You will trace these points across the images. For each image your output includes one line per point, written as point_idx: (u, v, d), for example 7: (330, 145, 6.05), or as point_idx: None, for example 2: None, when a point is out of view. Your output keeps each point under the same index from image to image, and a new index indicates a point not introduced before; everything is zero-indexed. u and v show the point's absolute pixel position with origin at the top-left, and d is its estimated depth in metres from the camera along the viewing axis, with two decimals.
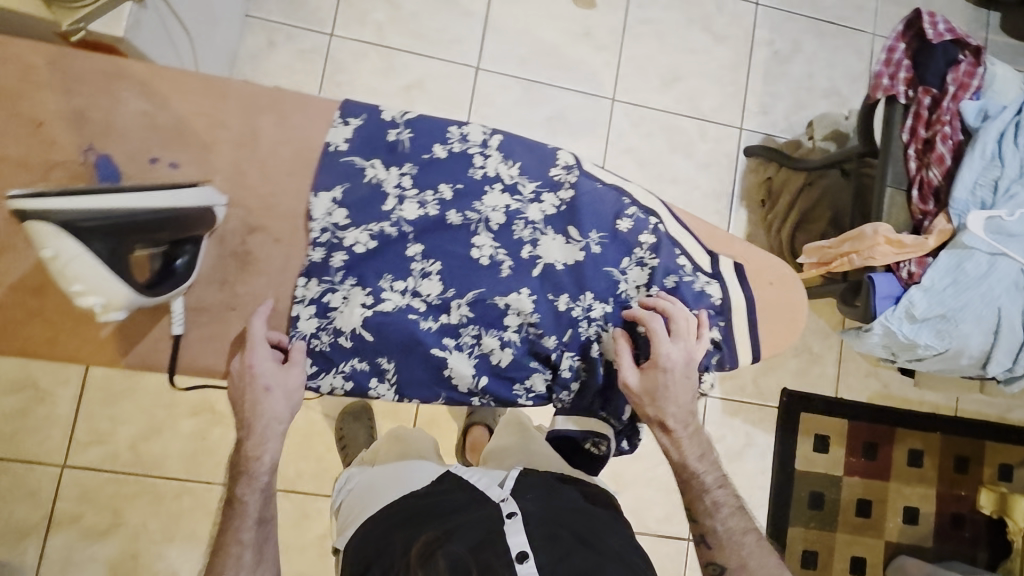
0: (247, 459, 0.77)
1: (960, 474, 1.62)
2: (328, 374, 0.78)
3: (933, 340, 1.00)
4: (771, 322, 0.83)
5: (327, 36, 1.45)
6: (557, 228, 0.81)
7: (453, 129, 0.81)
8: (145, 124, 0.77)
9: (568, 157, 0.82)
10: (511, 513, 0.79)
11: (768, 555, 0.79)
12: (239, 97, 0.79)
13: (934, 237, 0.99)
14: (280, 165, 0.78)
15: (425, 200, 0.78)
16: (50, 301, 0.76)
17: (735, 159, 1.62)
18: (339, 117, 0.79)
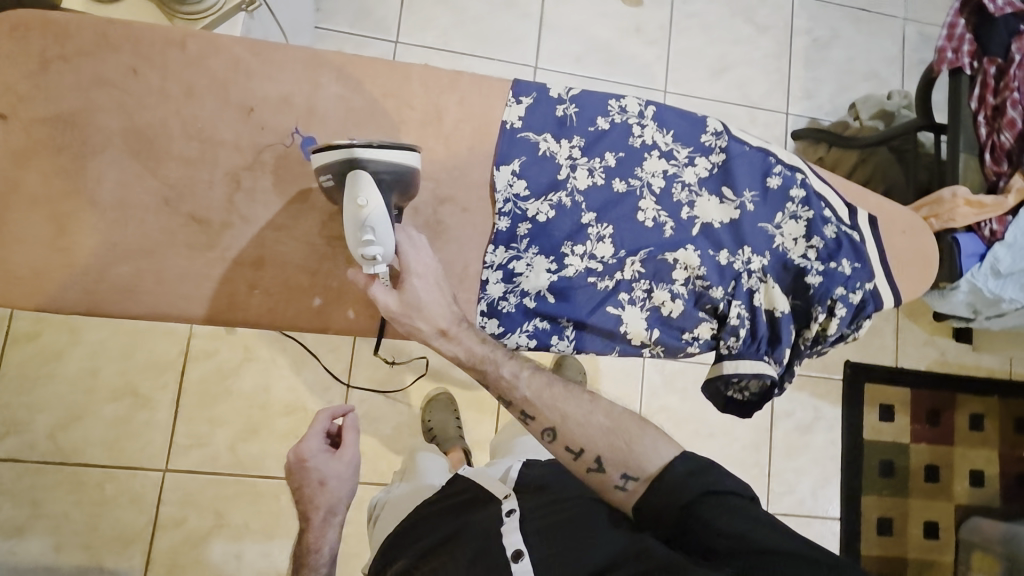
0: (309, 549, 0.90)
1: (1020, 434, 1.67)
2: (512, 335, 0.81)
3: (1018, 294, 1.07)
4: (907, 268, 0.84)
5: (393, 43, 1.51)
6: (712, 189, 0.82)
7: (611, 100, 0.82)
8: (342, 107, 0.81)
9: (716, 122, 0.83)
10: (511, 511, 0.84)
11: (578, 394, 0.79)
12: (422, 77, 0.81)
13: (1013, 196, 1.05)
14: (463, 141, 0.80)
15: (593, 167, 0.81)
16: (268, 274, 0.82)
17: (784, 143, 1.68)
18: (512, 95, 0.81)
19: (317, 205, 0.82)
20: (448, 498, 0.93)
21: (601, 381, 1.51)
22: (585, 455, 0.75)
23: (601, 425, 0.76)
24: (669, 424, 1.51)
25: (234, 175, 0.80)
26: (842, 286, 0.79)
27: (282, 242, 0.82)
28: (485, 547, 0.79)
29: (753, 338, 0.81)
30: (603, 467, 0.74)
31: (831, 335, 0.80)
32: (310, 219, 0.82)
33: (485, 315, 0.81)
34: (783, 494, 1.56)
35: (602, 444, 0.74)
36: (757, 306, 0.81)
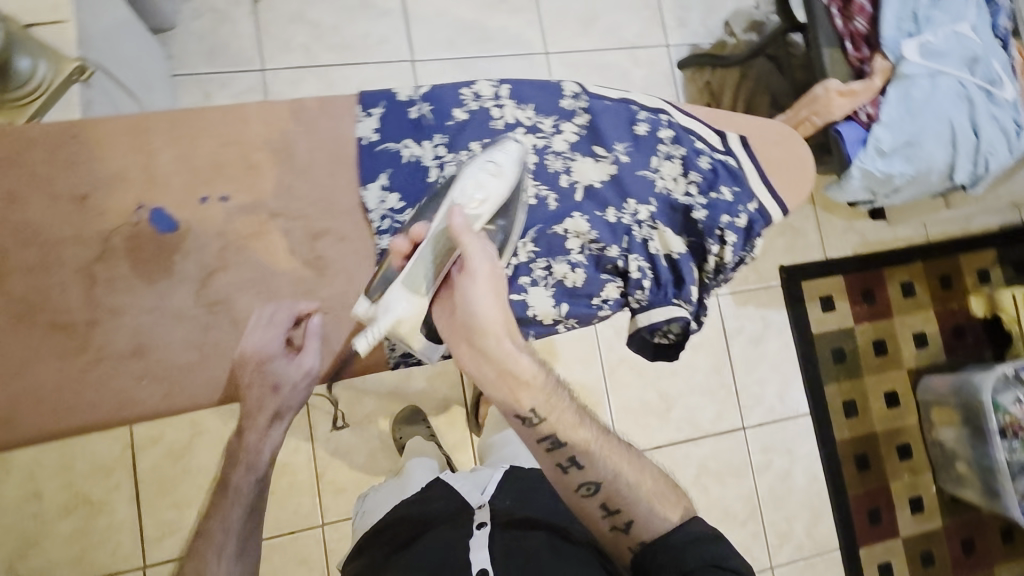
0: (242, 450, 0.75)
1: (949, 290, 1.78)
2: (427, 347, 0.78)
3: (906, 167, 1.11)
4: (784, 171, 0.80)
5: (260, 72, 1.44)
6: (584, 151, 0.80)
7: (463, 90, 0.81)
8: (184, 167, 0.75)
9: (573, 86, 0.82)
10: (482, 523, 0.89)
11: (629, 458, 0.83)
12: (259, 113, 0.77)
13: (878, 77, 1.09)
14: (321, 168, 0.78)
15: (462, 160, 0.78)
16: (154, 360, 0.73)
17: (672, 76, 1.69)
18: (361, 109, 0.79)
19: (186, 275, 0.74)
20: (428, 509, 0.98)
21: (557, 352, 1.52)
22: (617, 514, 0.80)
23: (647, 488, 0.81)
24: (630, 373, 1.56)
25: (86, 269, 0.72)
26: (727, 214, 0.76)
27: (160, 323, 0.73)
28: (450, 561, 0.83)
29: (658, 285, 0.78)
30: (628, 529, 0.80)
31: (730, 264, 0.77)
32: (184, 290, 0.74)
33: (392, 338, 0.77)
34: (753, 407, 1.63)
35: (642, 510, 0.80)
36: (655, 253, 0.78)
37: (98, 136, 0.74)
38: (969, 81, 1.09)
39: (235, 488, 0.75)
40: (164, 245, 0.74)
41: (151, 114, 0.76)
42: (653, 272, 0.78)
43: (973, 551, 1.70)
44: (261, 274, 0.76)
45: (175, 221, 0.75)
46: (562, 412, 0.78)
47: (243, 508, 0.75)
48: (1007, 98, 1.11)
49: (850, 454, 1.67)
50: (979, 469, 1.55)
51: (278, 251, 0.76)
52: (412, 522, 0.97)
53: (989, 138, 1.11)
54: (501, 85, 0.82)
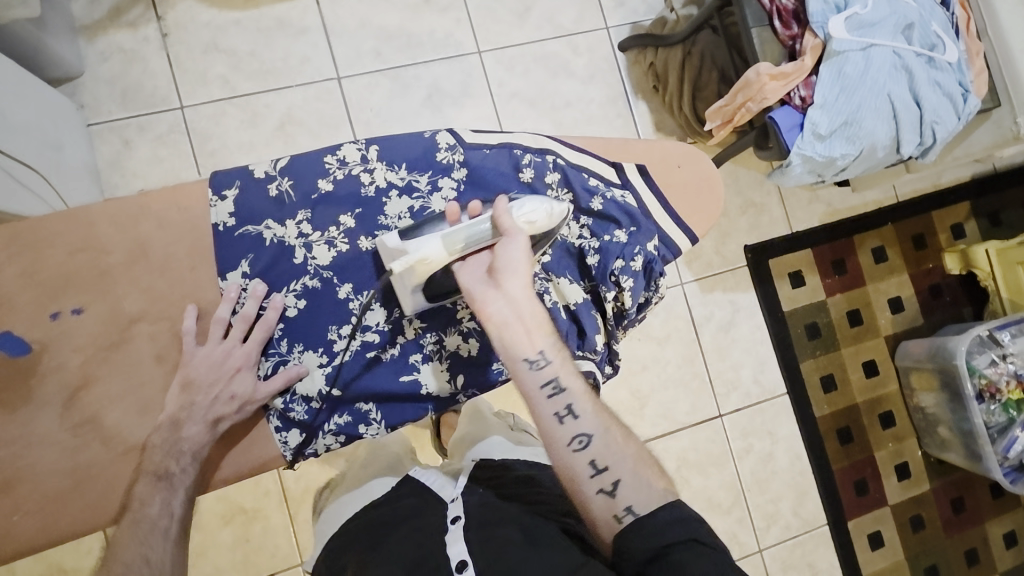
0: (165, 454, 0.73)
1: (922, 250, 1.72)
2: (317, 438, 0.79)
3: (848, 148, 1.04)
4: (689, 202, 0.78)
5: (179, 111, 1.39)
6: (467, 207, 0.78)
7: (327, 157, 0.78)
8: (29, 283, 0.74)
9: (447, 136, 0.79)
10: (455, 518, 0.82)
11: (624, 429, 0.73)
12: (104, 216, 0.75)
13: (809, 56, 1.03)
14: (181, 263, 0.76)
15: (331, 236, 0.77)
16: (23, 494, 0.73)
17: (614, 59, 1.62)
18: (213, 194, 0.76)
19: (46, 399, 0.74)
20: (395, 506, 0.89)
21: None
22: (604, 474, 0.68)
23: (636, 453, 0.71)
24: None
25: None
26: (620, 257, 0.75)
27: (24, 454, 0.73)
28: (427, 558, 0.75)
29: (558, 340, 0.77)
30: (615, 493, 0.67)
31: (630, 308, 0.77)
32: (46, 416, 0.73)
33: (282, 431, 0.79)
34: (728, 394, 1.61)
35: (630, 471, 0.69)
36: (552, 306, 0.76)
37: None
38: (905, 50, 1.02)
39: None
40: (19, 368, 0.73)
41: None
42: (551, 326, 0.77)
43: (963, 509, 1.69)
44: (128, 386, 0.75)
45: (28, 342, 0.73)
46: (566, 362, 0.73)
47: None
48: (950, 61, 1.05)
49: (832, 429, 1.65)
50: (961, 433, 1.52)
51: (142, 358, 0.76)
52: (376, 522, 0.87)
53: (933, 107, 1.04)
54: (370, 145, 0.79)
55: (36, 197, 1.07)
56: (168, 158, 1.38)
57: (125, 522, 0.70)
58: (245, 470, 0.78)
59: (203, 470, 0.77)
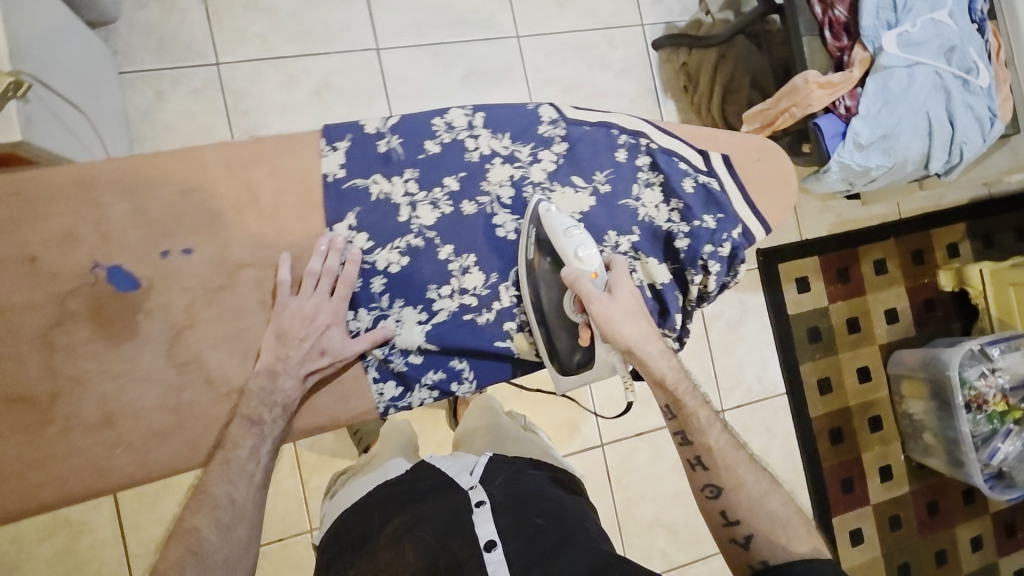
0: (261, 401, 0.74)
1: (920, 265, 1.82)
2: (414, 391, 0.80)
3: (883, 160, 1.10)
4: (768, 192, 0.78)
5: (215, 66, 1.35)
6: (564, 180, 0.78)
7: (436, 120, 0.78)
8: (139, 221, 0.72)
9: (550, 110, 0.79)
10: (480, 501, 0.83)
11: (755, 470, 0.82)
12: (217, 158, 0.74)
13: (857, 68, 1.08)
14: (290, 214, 0.75)
15: (435, 198, 0.77)
16: (124, 429, 0.72)
17: (647, 56, 1.64)
18: (327, 143, 0.76)
19: (151, 335, 0.73)
20: (416, 486, 0.91)
21: None
22: (736, 526, 0.80)
23: (772, 512, 0.80)
24: None
25: (44, 336, 0.70)
26: (709, 242, 0.74)
27: (127, 389, 0.72)
28: (456, 529, 0.79)
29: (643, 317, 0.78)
30: (748, 543, 0.79)
31: (713, 291, 0.77)
32: (151, 353, 0.73)
33: (380, 381, 0.80)
34: (732, 389, 1.67)
35: (760, 524, 0.79)
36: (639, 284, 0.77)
37: (42, 195, 0.69)
38: (945, 71, 1.08)
39: (209, 532, 0.69)
40: (126, 304, 0.72)
41: (99, 163, 0.71)
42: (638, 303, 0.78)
43: (937, 512, 1.79)
44: (233, 329, 0.75)
45: (136, 278, 0.72)
46: (694, 412, 0.82)
47: (225, 550, 0.70)
48: (984, 86, 1.11)
49: (824, 429, 1.73)
50: (945, 441, 1.61)
51: (248, 302, 0.76)
52: (399, 493, 0.90)
53: (964, 129, 1.11)
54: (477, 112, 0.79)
55: (78, 142, 1.03)
56: (200, 115, 1.34)
57: (217, 460, 0.72)
58: (345, 416, 0.79)
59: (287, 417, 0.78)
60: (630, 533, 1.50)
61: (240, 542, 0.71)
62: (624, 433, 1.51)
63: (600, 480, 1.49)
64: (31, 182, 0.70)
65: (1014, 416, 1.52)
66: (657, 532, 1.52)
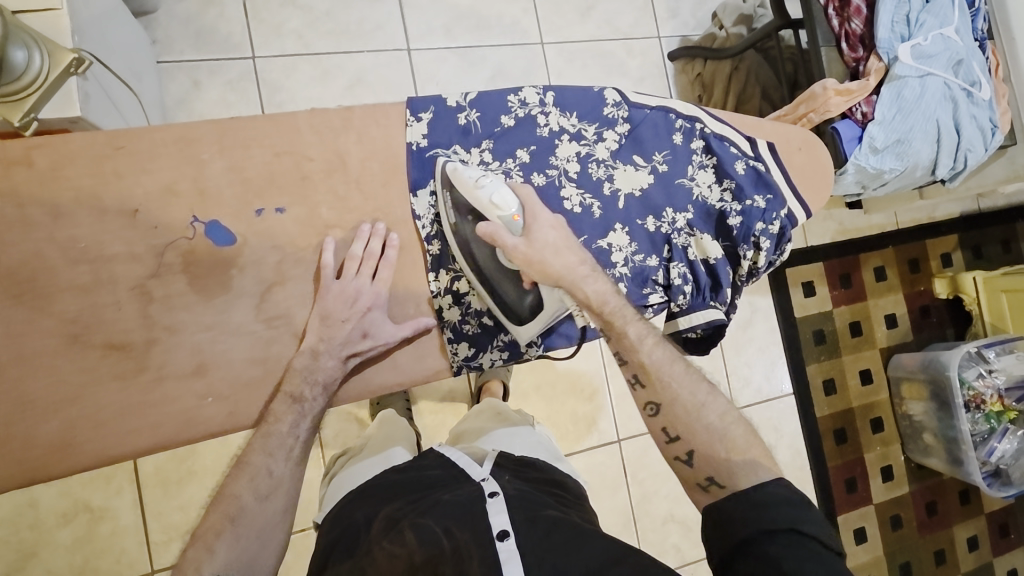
0: (306, 372, 0.74)
1: (916, 273, 1.89)
2: (486, 352, 0.84)
3: (896, 163, 1.17)
4: (807, 181, 0.81)
5: (250, 60, 1.38)
6: (626, 159, 0.78)
7: (509, 96, 0.78)
8: (236, 178, 0.73)
9: (614, 92, 0.79)
10: (494, 493, 0.75)
11: (695, 380, 0.75)
12: (310, 123, 0.75)
13: (873, 77, 1.16)
14: (376, 179, 0.77)
15: (508, 168, 0.77)
16: (215, 378, 0.73)
17: (664, 66, 1.71)
18: (411, 114, 0.77)
19: (244, 290, 0.74)
20: (418, 476, 0.83)
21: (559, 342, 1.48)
22: (677, 443, 0.73)
23: (710, 425, 0.72)
24: None
25: (141, 287, 0.70)
26: (761, 221, 0.76)
27: (220, 340, 0.73)
28: (466, 520, 0.70)
29: (697, 290, 0.80)
30: (691, 462, 0.72)
31: (761, 268, 0.78)
32: (243, 306, 0.74)
33: (454, 342, 0.83)
34: (743, 387, 1.71)
35: (702, 440, 0.71)
36: (693, 260, 0.78)
37: (144, 148, 0.70)
38: (954, 82, 1.16)
39: (247, 500, 0.71)
40: (220, 259, 0.73)
41: (199, 122, 0.72)
42: (692, 277, 0.79)
43: (935, 513, 1.85)
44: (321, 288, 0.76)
45: (231, 234, 0.73)
46: (623, 328, 0.75)
47: (262, 519, 0.71)
48: (986, 98, 1.18)
49: (830, 429, 1.78)
50: (944, 440, 1.67)
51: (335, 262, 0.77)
52: (396, 486, 0.82)
53: (970, 137, 1.18)
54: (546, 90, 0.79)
55: (127, 122, 1.03)
56: (234, 105, 1.37)
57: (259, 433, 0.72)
58: (423, 374, 0.82)
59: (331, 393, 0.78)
60: (644, 526, 1.51)
61: (278, 511, 0.73)
62: (641, 429, 1.54)
63: (616, 475, 1.51)
64: (131, 137, 0.70)
65: (1010, 416, 1.59)
66: (667, 526, 1.54)
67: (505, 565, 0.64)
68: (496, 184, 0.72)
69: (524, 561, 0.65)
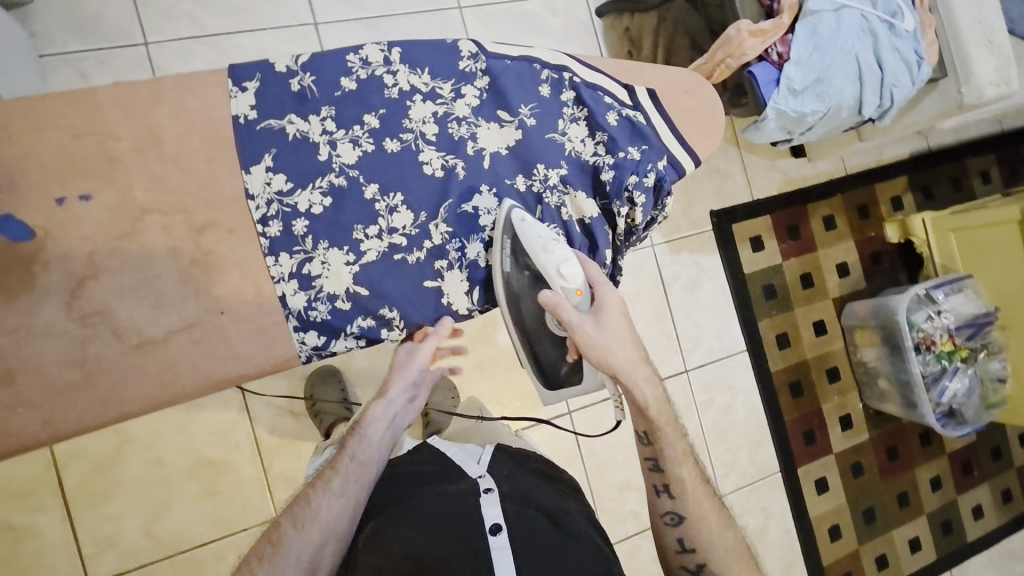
0: (155, 348, 0.65)
1: (866, 219, 1.86)
2: (339, 339, 0.71)
3: (818, 105, 1.13)
4: (694, 127, 0.77)
5: (142, 47, 1.27)
6: (488, 116, 0.74)
7: (350, 56, 0.71)
8: (30, 165, 0.62)
9: (470, 44, 0.75)
10: (488, 488, 0.82)
11: (722, 516, 0.81)
12: (113, 97, 0.64)
13: (787, 15, 1.11)
14: (196, 155, 0.66)
15: (355, 135, 0.70)
16: (27, 386, 0.61)
17: (590, 24, 1.58)
18: (234, 83, 0.68)
19: (51, 287, 0.62)
20: (415, 474, 0.90)
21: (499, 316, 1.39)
22: (688, 553, 0.80)
23: (730, 545, 0.80)
24: None
25: None
26: (634, 173, 0.72)
27: (28, 344, 0.61)
28: (453, 520, 0.78)
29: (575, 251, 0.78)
30: (696, 570, 0.80)
31: (641, 224, 0.75)
32: (50, 305, 0.62)
33: (301, 330, 0.70)
34: (694, 349, 1.68)
35: (714, 552, 0.79)
36: (569, 220, 0.76)
37: None
38: (872, 14, 1.12)
39: (288, 526, 0.78)
40: (19, 255, 0.61)
41: None
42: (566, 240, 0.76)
43: (896, 456, 1.85)
44: (142, 278, 0.64)
45: (30, 227, 0.61)
46: (670, 442, 0.81)
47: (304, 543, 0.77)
48: (909, 29, 1.13)
49: (784, 382, 1.76)
50: (899, 384, 1.67)
51: (157, 249, 0.65)
52: (395, 486, 0.89)
53: (893, 71, 1.14)
54: (394, 47, 0.73)
55: None
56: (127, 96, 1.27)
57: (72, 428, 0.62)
58: (268, 364, 0.69)
59: (158, 380, 0.65)
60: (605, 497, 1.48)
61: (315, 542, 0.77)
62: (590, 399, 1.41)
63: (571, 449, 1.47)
64: None
65: (960, 355, 1.59)
66: (628, 496, 1.44)
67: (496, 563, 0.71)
68: (566, 255, 0.72)
69: (511, 552, 0.73)
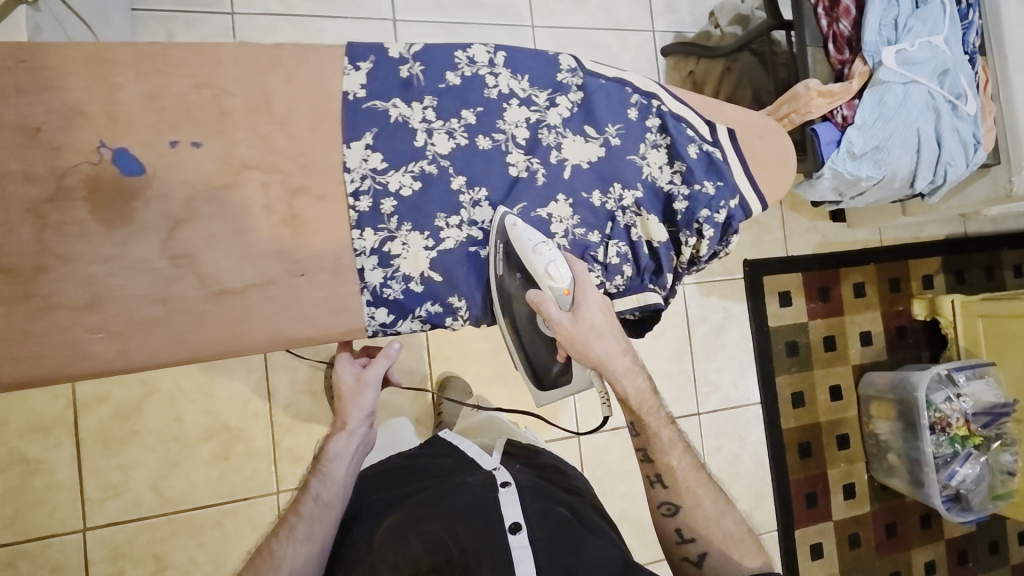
0: (233, 298, 0.67)
1: (896, 292, 1.87)
2: (406, 319, 0.75)
3: (873, 171, 1.16)
4: (767, 171, 0.81)
5: (229, 15, 1.32)
6: (576, 129, 0.77)
7: (457, 52, 0.74)
8: (150, 108, 0.65)
9: (569, 59, 0.78)
10: (506, 483, 0.85)
11: (716, 491, 0.82)
12: (238, 57, 0.68)
13: (856, 80, 1.13)
14: (304, 121, 0.69)
15: (452, 128, 0.73)
16: (110, 315, 0.64)
17: (655, 62, 1.62)
18: (349, 62, 0.71)
19: (148, 224, 0.65)
20: (432, 465, 0.94)
21: None
22: (690, 544, 0.81)
23: (727, 531, 0.80)
24: None
25: (34, 210, 0.62)
26: (706, 207, 0.77)
27: (118, 274, 0.64)
28: (476, 512, 0.79)
29: (637, 272, 0.82)
30: (701, 561, 0.80)
31: (704, 255, 0.81)
32: (145, 241, 0.65)
33: (372, 305, 0.73)
34: (709, 394, 1.69)
35: (715, 542, 0.80)
36: (637, 240, 0.80)
37: (52, 63, 0.62)
38: (938, 93, 1.14)
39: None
40: (125, 189, 0.64)
41: (118, 45, 0.65)
42: (632, 256, 0.81)
43: (895, 534, 1.83)
44: (233, 230, 0.67)
45: (141, 165, 0.65)
46: (655, 432, 0.81)
47: None
48: (971, 112, 1.16)
49: (794, 442, 1.75)
50: (908, 461, 1.66)
51: (252, 205, 0.68)
52: (411, 479, 0.92)
53: (951, 150, 1.16)
54: (499, 50, 0.76)
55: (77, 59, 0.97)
56: None
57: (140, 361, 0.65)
58: (333, 332, 0.71)
59: (228, 330, 0.67)
60: None
61: None
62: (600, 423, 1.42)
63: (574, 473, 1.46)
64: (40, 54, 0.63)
65: (974, 442, 1.59)
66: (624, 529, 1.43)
67: (517, 564, 0.73)
68: (553, 255, 0.73)
69: (532, 553, 0.74)
